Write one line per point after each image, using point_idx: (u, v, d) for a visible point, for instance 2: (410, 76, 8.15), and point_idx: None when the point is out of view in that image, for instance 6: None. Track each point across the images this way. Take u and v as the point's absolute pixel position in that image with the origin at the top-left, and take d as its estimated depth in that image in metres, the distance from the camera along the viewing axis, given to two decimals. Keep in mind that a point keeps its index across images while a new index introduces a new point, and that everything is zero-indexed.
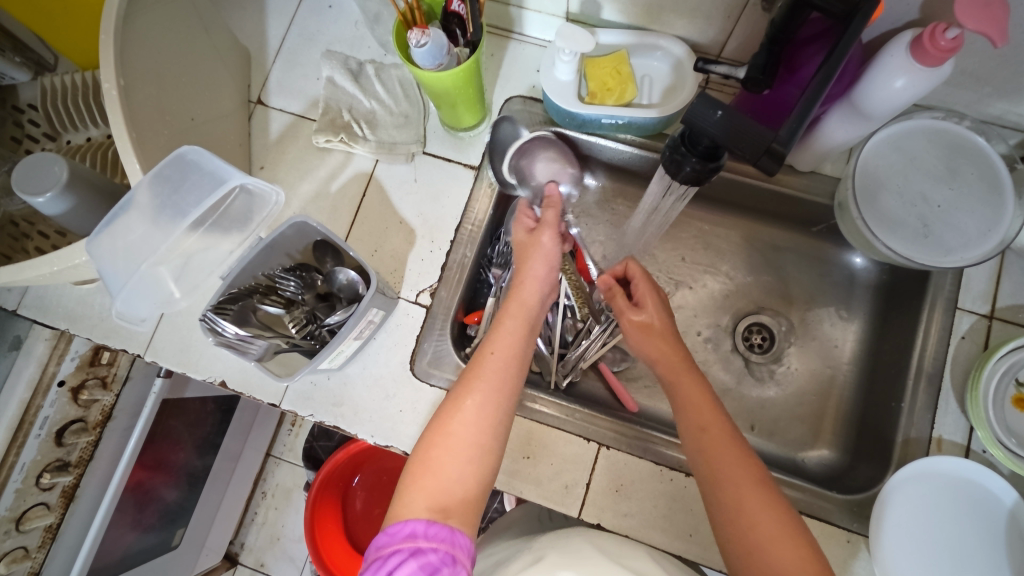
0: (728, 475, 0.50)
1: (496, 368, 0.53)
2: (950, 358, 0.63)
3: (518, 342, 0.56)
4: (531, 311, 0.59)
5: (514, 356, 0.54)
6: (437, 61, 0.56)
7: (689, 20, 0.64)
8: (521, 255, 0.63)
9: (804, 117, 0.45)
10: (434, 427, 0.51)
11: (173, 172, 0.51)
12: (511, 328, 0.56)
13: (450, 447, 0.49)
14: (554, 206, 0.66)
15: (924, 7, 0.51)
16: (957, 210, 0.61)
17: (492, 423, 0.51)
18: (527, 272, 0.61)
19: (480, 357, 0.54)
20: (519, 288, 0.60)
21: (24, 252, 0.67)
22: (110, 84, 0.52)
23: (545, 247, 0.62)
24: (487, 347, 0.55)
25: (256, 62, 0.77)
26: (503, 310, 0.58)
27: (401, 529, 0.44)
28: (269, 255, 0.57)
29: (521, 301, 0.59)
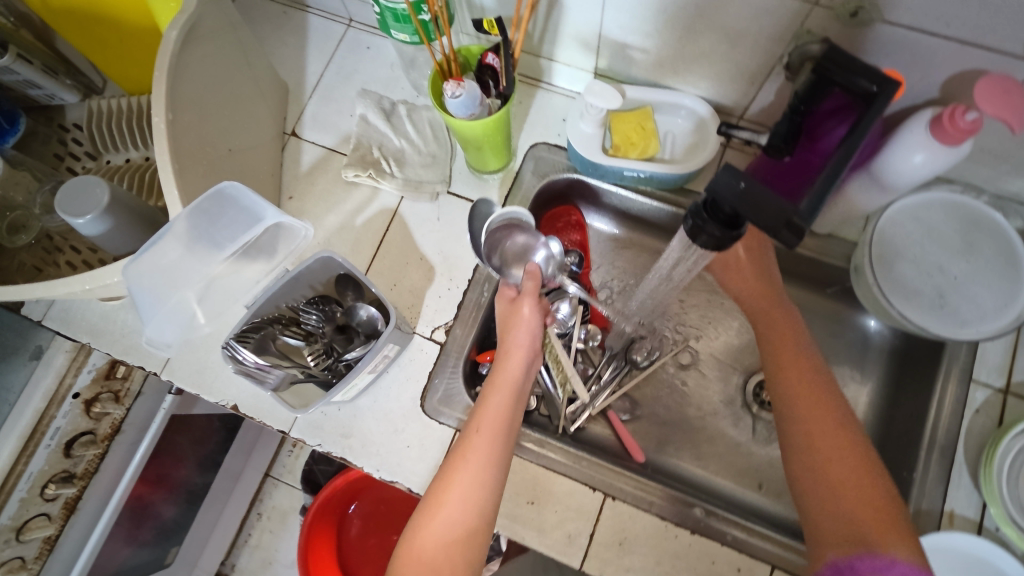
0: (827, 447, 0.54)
1: (480, 447, 0.53)
2: (963, 430, 0.63)
3: (502, 420, 0.55)
4: (517, 383, 0.58)
5: (498, 434, 0.54)
6: (469, 111, 0.58)
7: (714, 82, 0.66)
8: (505, 323, 0.63)
9: (823, 193, 0.45)
10: (422, 511, 0.52)
11: (212, 207, 0.53)
12: (497, 404, 0.56)
13: (437, 527, 0.51)
14: (531, 279, 0.63)
15: (943, 87, 0.53)
16: (973, 283, 0.61)
17: (478, 503, 0.52)
18: (510, 343, 0.60)
19: (467, 435, 0.55)
20: (503, 360, 0.60)
21: (55, 265, 0.69)
22: (160, 118, 0.54)
23: (526, 318, 0.61)
24: (472, 423, 0.55)
25: (293, 96, 0.80)
26: (488, 382, 0.59)
27: None
28: (294, 286, 0.59)
29: (506, 372, 0.58)
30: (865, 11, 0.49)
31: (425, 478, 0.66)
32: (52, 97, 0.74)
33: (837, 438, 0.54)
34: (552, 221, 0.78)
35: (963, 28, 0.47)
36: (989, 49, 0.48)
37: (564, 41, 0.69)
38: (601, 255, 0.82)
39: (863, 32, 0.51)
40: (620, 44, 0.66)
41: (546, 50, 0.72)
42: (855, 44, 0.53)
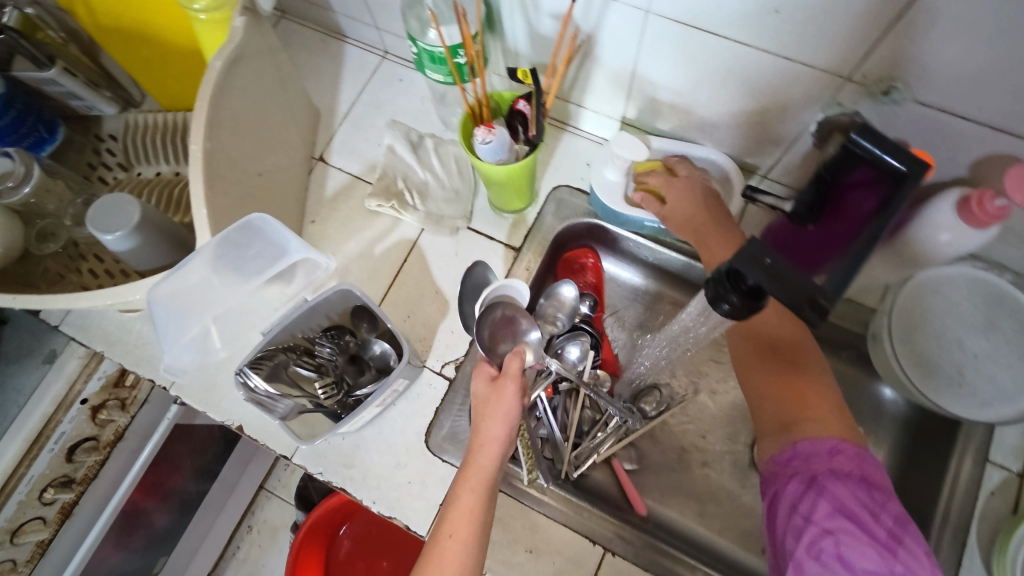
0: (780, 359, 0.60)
1: (454, 556, 0.49)
2: (977, 512, 0.61)
3: (475, 521, 0.51)
4: (490, 480, 0.53)
5: (472, 537, 0.50)
6: (497, 156, 0.59)
7: (742, 141, 0.67)
8: (479, 410, 0.57)
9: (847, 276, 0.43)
10: None
11: (241, 237, 0.54)
12: (468, 503, 0.51)
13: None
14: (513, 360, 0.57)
15: (972, 167, 0.53)
16: (993, 362, 0.60)
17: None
18: (484, 435, 0.54)
19: (438, 542, 0.50)
20: (473, 455, 0.54)
21: (77, 272, 0.71)
22: (197, 145, 0.56)
23: (505, 404, 0.55)
24: (443, 529, 0.51)
25: (324, 122, 0.82)
26: (458, 478, 0.54)
27: None
28: (310, 315, 0.59)
29: (478, 470, 0.53)
30: (896, 90, 0.50)
31: (423, 515, 0.65)
32: (91, 108, 0.76)
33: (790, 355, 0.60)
34: (567, 265, 0.78)
35: (994, 113, 0.47)
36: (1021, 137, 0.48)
37: (594, 89, 0.70)
38: (615, 300, 0.82)
39: (894, 110, 0.52)
40: (649, 97, 0.67)
41: (575, 96, 0.73)
42: (884, 119, 0.53)
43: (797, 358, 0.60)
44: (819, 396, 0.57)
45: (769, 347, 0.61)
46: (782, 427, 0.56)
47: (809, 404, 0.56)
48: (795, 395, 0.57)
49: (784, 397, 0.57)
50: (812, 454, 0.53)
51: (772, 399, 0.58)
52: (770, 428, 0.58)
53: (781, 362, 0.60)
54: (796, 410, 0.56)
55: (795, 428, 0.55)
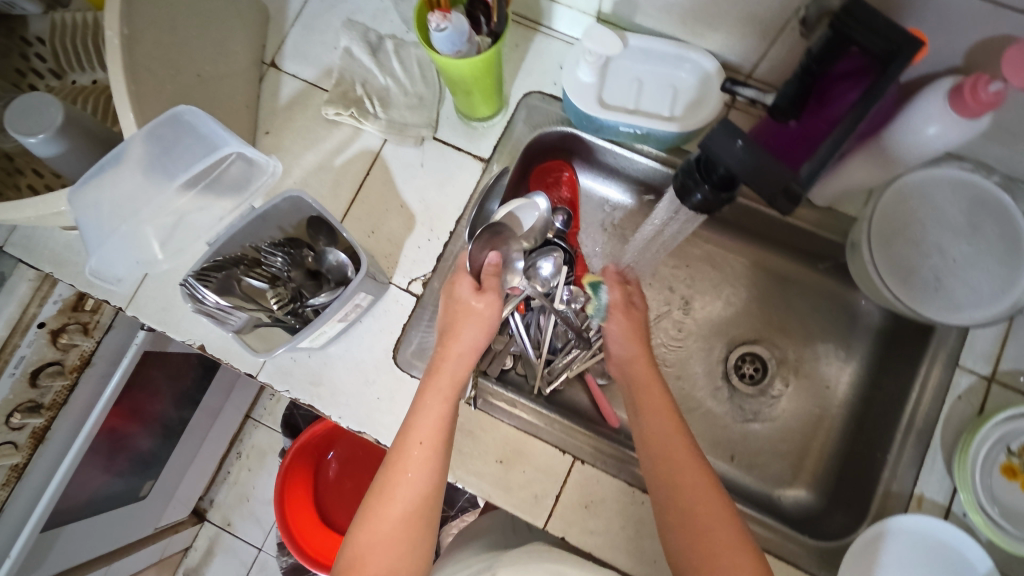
0: (700, 517, 0.50)
1: (422, 463, 0.49)
2: (943, 416, 0.62)
3: (445, 424, 0.51)
4: (459, 387, 0.53)
5: (441, 440, 0.50)
6: (455, 48, 0.54)
7: (725, 36, 0.61)
8: (452, 315, 0.55)
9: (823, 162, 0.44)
10: (363, 523, 0.49)
11: (168, 132, 0.50)
12: (437, 409, 0.51)
13: (378, 546, 0.47)
14: (494, 275, 0.57)
15: (967, 55, 0.49)
16: (971, 267, 0.59)
17: (422, 517, 0.49)
18: (461, 343, 0.54)
19: (406, 446, 0.50)
20: (446, 363, 0.53)
21: (15, 189, 0.65)
22: (113, 32, 0.50)
23: (482, 315, 0.54)
24: (413, 435, 0.50)
25: (274, 22, 0.74)
26: (426, 383, 0.53)
27: None
28: (260, 225, 0.56)
29: (450, 376, 0.53)
30: None
31: (393, 430, 0.65)
32: (12, 5, 0.68)
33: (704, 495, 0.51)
34: (541, 178, 0.74)
35: None
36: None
37: None
38: (591, 215, 0.79)
39: None
40: None
41: None
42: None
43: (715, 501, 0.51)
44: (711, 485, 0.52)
45: (675, 497, 0.52)
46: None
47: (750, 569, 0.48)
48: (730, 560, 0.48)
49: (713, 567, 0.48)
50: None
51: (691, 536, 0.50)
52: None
53: (697, 516, 0.50)
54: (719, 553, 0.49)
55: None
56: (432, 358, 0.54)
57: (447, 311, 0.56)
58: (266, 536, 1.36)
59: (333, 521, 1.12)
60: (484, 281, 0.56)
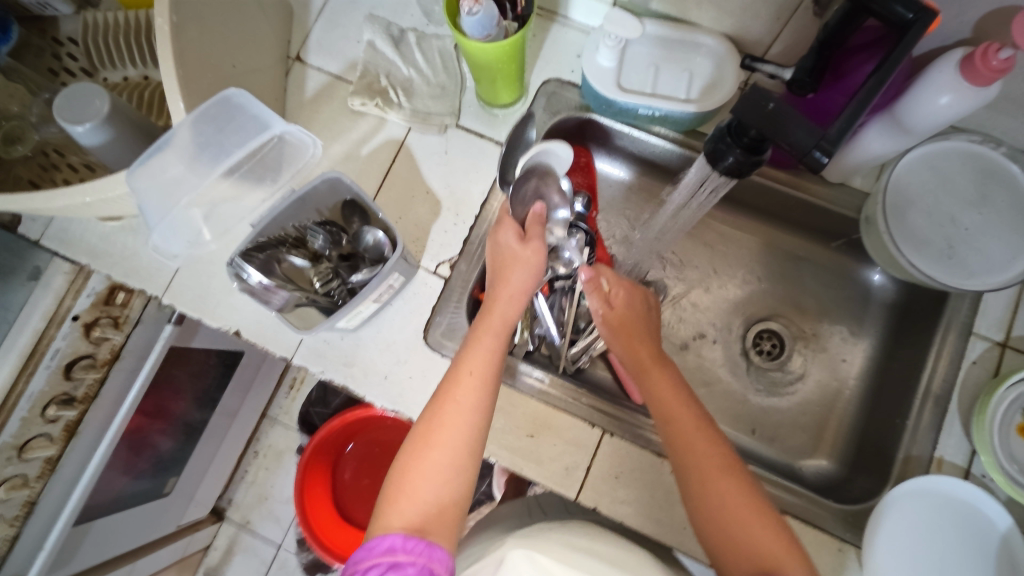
0: (722, 500, 0.50)
1: (471, 391, 0.52)
2: (959, 381, 0.64)
3: (494, 361, 0.54)
4: (510, 327, 0.57)
5: (490, 372, 0.53)
6: (485, 32, 0.56)
7: (739, 19, 0.64)
8: (500, 261, 0.59)
9: (851, 121, 0.45)
10: (409, 450, 0.51)
11: (219, 113, 0.54)
12: (489, 344, 0.55)
13: (426, 470, 0.50)
14: (538, 224, 0.59)
15: (976, 26, 0.51)
16: (984, 234, 0.61)
17: (469, 445, 0.51)
18: (512, 285, 0.57)
19: (457, 377, 0.53)
20: (498, 303, 0.57)
21: (52, 182, 0.68)
22: (163, 19, 0.53)
23: (527, 259, 0.57)
24: (464, 366, 0.53)
25: (298, 19, 0.77)
26: (479, 322, 0.57)
27: (380, 543, 0.45)
28: (300, 208, 0.59)
29: (501, 315, 0.56)
30: None
31: (425, 407, 0.67)
32: (46, 6, 0.70)
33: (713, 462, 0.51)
34: None
35: None
36: None
37: None
38: (608, 201, 0.81)
39: None
40: None
41: None
42: None
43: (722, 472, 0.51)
44: (726, 462, 0.51)
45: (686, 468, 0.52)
46: (754, 571, 0.47)
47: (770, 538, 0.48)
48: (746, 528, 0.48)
49: (734, 538, 0.48)
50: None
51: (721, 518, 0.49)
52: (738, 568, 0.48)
53: (707, 478, 0.50)
54: (746, 535, 0.48)
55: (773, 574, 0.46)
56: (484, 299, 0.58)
57: (496, 257, 0.60)
58: (285, 534, 1.37)
59: (352, 518, 1.13)
60: (528, 228, 0.59)
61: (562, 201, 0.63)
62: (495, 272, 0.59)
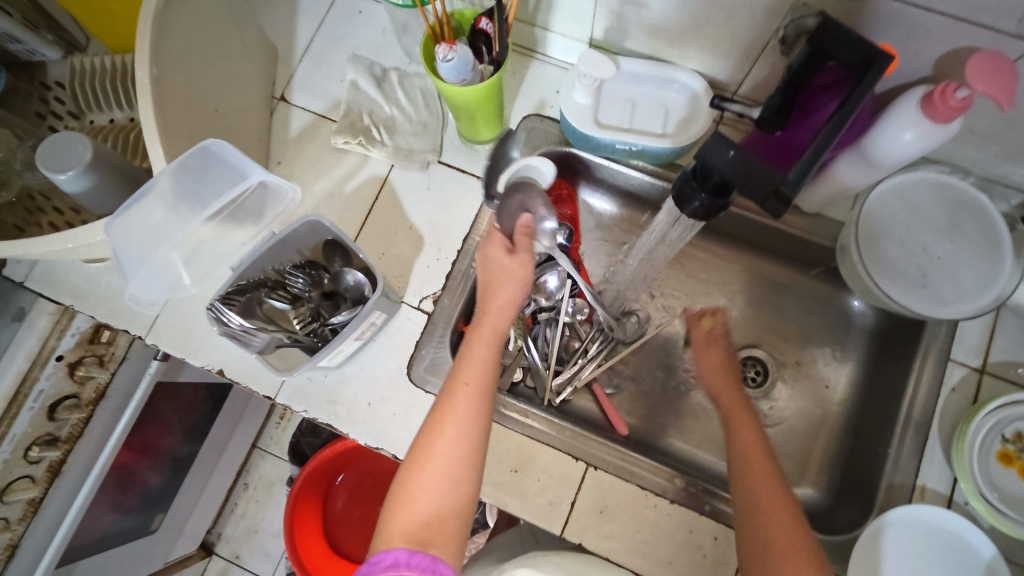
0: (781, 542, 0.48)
1: (467, 400, 0.52)
2: (939, 407, 0.64)
3: (490, 369, 0.55)
4: (502, 334, 0.57)
5: (485, 381, 0.54)
6: (461, 76, 0.58)
7: (711, 57, 0.66)
8: (488, 276, 0.60)
9: (812, 161, 0.46)
10: (411, 461, 0.52)
11: (198, 163, 0.54)
12: (483, 354, 0.55)
13: (427, 482, 0.50)
14: (526, 235, 0.61)
15: (936, 65, 0.53)
16: (956, 263, 0.62)
17: (467, 457, 0.51)
18: (500, 295, 0.58)
19: (453, 388, 0.53)
20: (489, 314, 0.57)
21: (37, 226, 0.68)
22: (143, 71, 0.53)
23: (514, 271, 0.59)
24: (460, 376, 0.53)
25: (283, 60, 0.78)
26: (472, 332, 0.57)
27: (384, 557, 0.46)
28: (281, 249, 0.60)
29: (492, 324, 0.57)
30: None
31: (410, 445, 0.67)
32: (33, 52, 0.72)
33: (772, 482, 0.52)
34: None
35: (957, 3, 0.47)
36: (984, 25, 0.47)
37: (559, 8, 0.67)
38: (589, 231, 0.82)
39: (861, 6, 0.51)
40: (616, 13, 0.64)
41: (541, 19, 0.70)
42: (849, 19, 0.53)
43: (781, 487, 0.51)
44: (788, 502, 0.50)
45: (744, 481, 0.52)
46: None
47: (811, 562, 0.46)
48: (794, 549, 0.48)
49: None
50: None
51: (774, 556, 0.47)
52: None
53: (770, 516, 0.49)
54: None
55: None
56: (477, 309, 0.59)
57: (484, 269, 0.60)
58: (275, 569, 1.35)
59: (343, 550, 1.11)
60: (516, 242, 0.61)
61: (548, 212, 0.66)
62: (482, 285, 0.60)
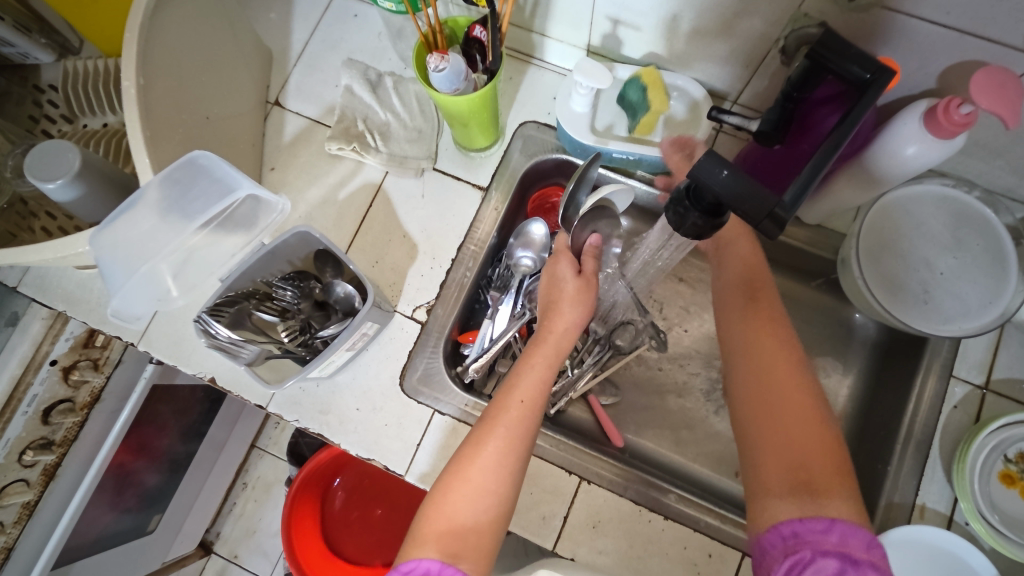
0: (776, 392, 0.51)
1: (519, 419, 0.53)
2: (940, 425, 0.63)
3: (542, 389, 0.55)
4: (561, 355, 0.58)
5: (538, 402, 0.54)
6: (454, 86, 0.57)
7: (710, 66, 0.64)
8: (555, 294, 0.60)
9: (809, 182, 0.44)
10: (452, 468, 0.51)
11: (184, 176, 0.54)
12: (540, 372, 0.56)
13: (467, 492, 0.50)
14: (593, 258, 0.62)
15: (940, 78, 0.52)
16: (959, 279, 0.61)
17: (510, 472, 0.51)
18: (565, 320, 0.58)
19: (507, 403, 0.54)
20: (553, 334, 0.57)
21: (30, 231, 0.68)
22: (129, 82, 0.52)
23: (576, 295, 0.59)
24: (515, 393, 0.54)
25: (277, 63, 0.77)
26: (532, 349, 0.58)
27: (416, 567, 0.45)
28: (270, 260, 0.59)
29: (556, 345, 0.57)
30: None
31: (401, 456, 0.66)
32: (26, 55, 0.71)
33: (778, 364, 0.53)
34: (538, 205, 0.76)
35: (963, 17, 0.45)
36: (989, 41, 0.46)
37: (556, 15, 0.66)
38: None
39: (863, 18, 0.50)
40: (613, 20, 0.63)
41: (537, 24, 0.69)
42: (851, 30, 0.52)
43: (788, 372, 0.52)
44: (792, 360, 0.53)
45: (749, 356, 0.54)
46: (791, 481, 0.47)
47: (817, 454, 0.47)
48: (798, 439, 0.48)
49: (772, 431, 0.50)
50: (803, 527, 0.44)
51: (764, 398, 0.51)
52: (776, 483, 0.47)
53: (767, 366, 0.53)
54: (787, 425, 0.49)
55: (811, 488, 0.46)
56: (537, 332, 0.59)
57: (552, 290, 0.60)
58: (272, 569, 1.35)
59: (341, 552, 1.11)
60: (584, 263, 0.61)
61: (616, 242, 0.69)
62: (547, 306, 0.60)
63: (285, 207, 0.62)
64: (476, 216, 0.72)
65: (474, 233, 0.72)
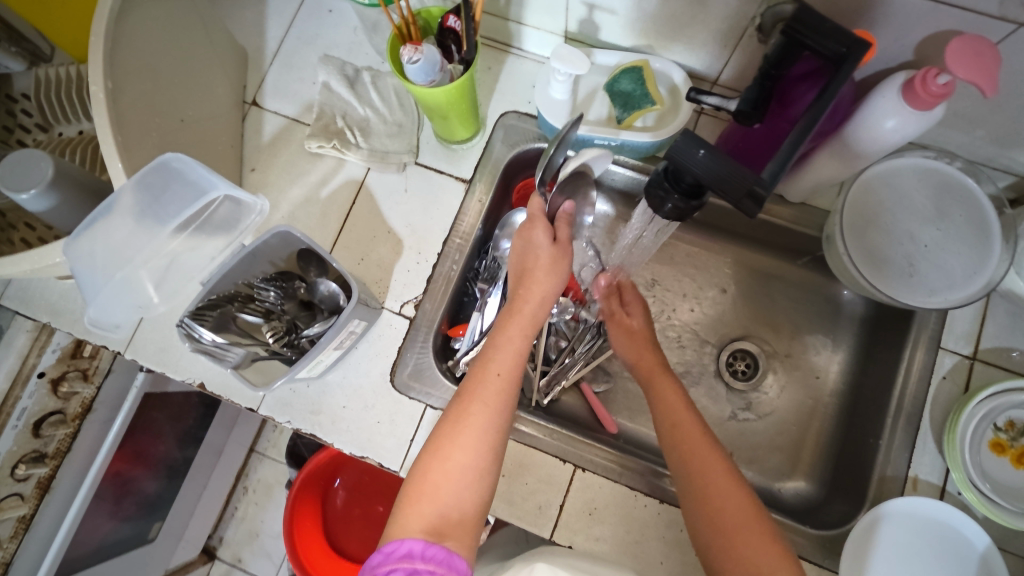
0: (711, 491, 0.51)
1: (496, 394, 0.52)
2: (930, 397, 0.63)
3: (519, 360, 0.55)
4: (537, 325, 0.58)
5: (515, 374, 0.54)
6: (429, 77, 0.56)
7: (688, 47, 0.64)
8: (531, 260, 0.60)
9: (789, 156, 0.44)
10: (431, 449, 0.51)
11: (156, 180, 0.53)
12: (516, 343, 0.55)
13: (449, 472, 0.49)
14: (566, 224, 0.62)
15: (917, 49, 0.52)
16: (943, 251, 0.61)
17: (491, 447, 0.51)
18: (539, 290, 0.58)
19: (484, 376, 0.53)
20: (527, 304, 0.58)
21: (10, 243, 0.67)
22: (98, 86, 0.51)
23: (552, 260, 0.59)
24: (492, 366, 0.54)
25: (253, 63, 0.76)
26: (506, 319, 0.57)
27: (397, 548, 0.44)
28: (252, 262, 0.59)
29: (531, 316, 0.57)
30: None
31: (395, 452, 0.66)
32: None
33: (706, 465, 0.53)
34: (522, 195, 0.76)
35: None
36: (964, 9, 0.46)
37: (531, 2, 0.65)
38: None
39: None
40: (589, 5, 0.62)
41: (513, 12, 0.68)
42: (826, 5, 0.51)
43: (715, 477, 0.52)
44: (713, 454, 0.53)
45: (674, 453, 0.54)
46: None
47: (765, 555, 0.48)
48: (742, 541, 0.49)
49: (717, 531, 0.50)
50: None
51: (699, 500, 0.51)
52: None
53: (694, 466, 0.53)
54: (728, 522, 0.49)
55: None
56: (506, 307, 0.59)
57: (527, 258, 0.60)
58: (277, 571, 1.35)
59: (343, 550, 1.10)
60: (558, 229, 0.61)
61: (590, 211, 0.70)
62: (522, 273, 0.60)
63: (265, 207, 0.62)
64: (460, 207, 0.72)
65: (460, 224, 0.71)
